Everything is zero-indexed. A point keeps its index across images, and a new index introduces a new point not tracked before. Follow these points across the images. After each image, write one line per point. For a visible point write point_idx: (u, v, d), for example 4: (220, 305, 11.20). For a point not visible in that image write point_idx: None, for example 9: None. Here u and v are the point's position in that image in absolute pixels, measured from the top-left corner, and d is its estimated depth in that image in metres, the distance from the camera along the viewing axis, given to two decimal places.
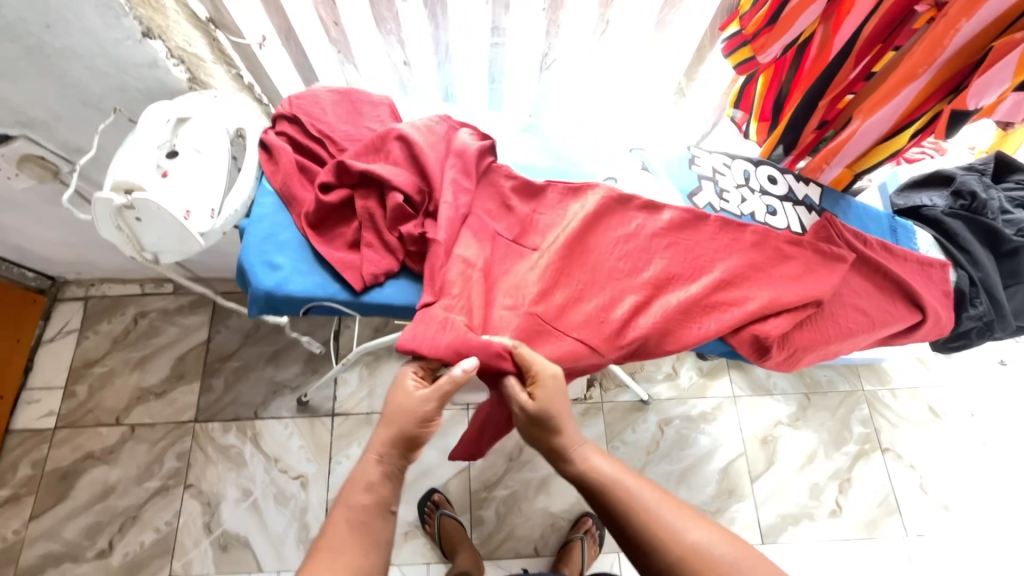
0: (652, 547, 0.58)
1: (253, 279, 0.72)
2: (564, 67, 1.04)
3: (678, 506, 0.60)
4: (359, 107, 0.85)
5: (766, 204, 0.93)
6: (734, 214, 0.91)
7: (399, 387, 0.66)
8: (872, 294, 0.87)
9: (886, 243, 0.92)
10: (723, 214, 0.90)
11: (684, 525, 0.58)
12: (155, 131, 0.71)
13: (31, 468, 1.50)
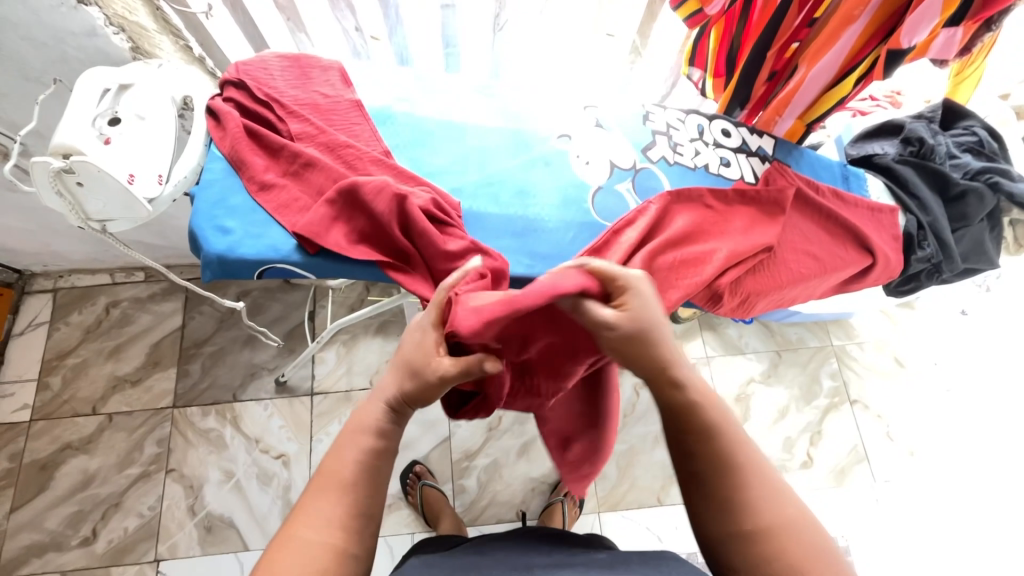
0: (746, 500, 0.54)
1: (206, 245, 0.72)
2: (519, 29, 1.03)
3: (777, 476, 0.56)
4: (309, 72, 0.85)
5: (720, 156, 0.95)
6: (687, 167, 0.93)
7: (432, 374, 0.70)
8: (821, 239, 0.89)
9: (838, 190, 0.93)
10: (676, 168, 0.92)
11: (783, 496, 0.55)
12: (94, 96, 0.70)
13: (9, 462, 1.50)
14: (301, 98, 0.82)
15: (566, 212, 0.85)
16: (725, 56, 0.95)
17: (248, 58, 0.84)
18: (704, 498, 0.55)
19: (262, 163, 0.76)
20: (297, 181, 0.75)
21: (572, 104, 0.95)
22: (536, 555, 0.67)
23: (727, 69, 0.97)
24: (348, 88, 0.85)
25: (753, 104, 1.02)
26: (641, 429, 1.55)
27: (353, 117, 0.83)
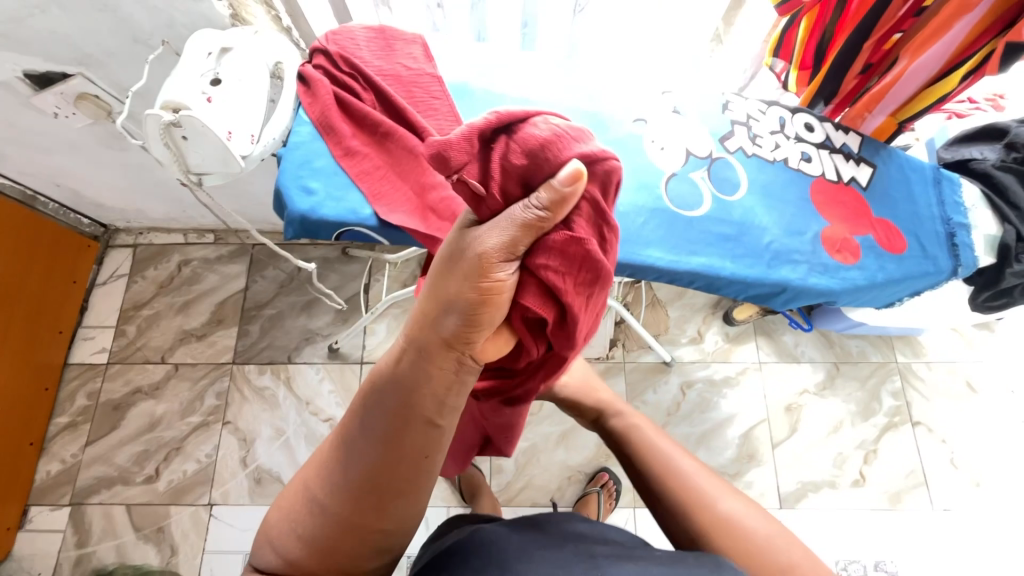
0: (687, 506, 0.73)
1: (291, 205, 0.74)
2: (598, 11, 1.02)
3: (715, 484, 0.75)
4: (392, 44, 0.87)
5: (801, 151, 0.92)
6: (766, 160, 0.90)
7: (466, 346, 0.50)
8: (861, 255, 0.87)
9: (856, 207, 0.89)
10: (754, 161, 0.89)
11: (720, 499, 0.72)
12: (199, 62, 0.75)
13: (87, 399, 1.62)
14: (385, 69, 0.83)
15: (638, 196, 0.83)
16: (814, 48, 0.91)
17: (337, 29, 0.87)
18: (663, 508, 0.76)
19: (349, 130, 0.77)
20: (379, 150, 0.77)
21: (647, 88, 0.93)
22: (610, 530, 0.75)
23: (815, 60, 0.92)
24: (430, 64, 0.86)
25: (840, 98, 0.96)
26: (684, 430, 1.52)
27: (432, 89, 0.84)
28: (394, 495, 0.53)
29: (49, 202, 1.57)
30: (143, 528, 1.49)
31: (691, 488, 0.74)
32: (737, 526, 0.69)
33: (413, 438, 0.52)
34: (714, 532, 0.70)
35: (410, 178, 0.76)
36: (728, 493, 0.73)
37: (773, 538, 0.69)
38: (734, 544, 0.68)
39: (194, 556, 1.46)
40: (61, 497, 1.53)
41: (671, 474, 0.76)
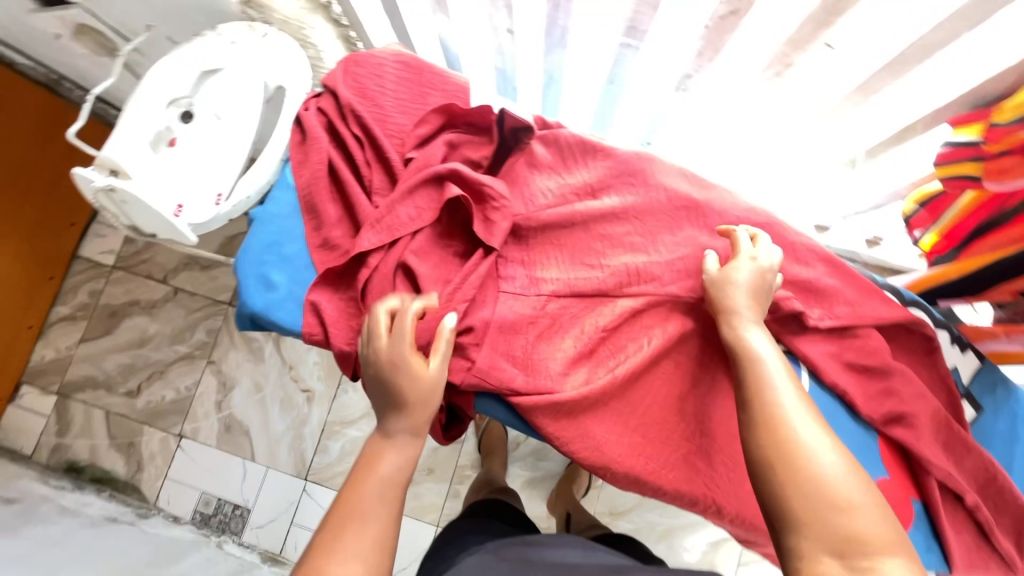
0: (779, 461, 0.45)
1: (243, 297, 0.61)
2: (704, 96, 0.77)
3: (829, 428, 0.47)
4: (426, 93, 0.68)
5: (906, 356, 0.73)
6: (866, 359, 0.70)
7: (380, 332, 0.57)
8: (908, 506, 0.70)
9: (952, 440, 0.70)
10: (846, 357, 0.71)
11: (812, 457, 0.45)
12: (176, 80, 0.60)
13: (88, 297, 1.63)
14: (405, 132, 0.66)
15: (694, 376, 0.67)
16: (974, 225, 0.72)
17: (360, 56, 0.67)
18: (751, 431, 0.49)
19: (335, 214, 0.63)
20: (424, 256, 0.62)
21: (738, 229, 0.72)
22: (607, 552, 0.74)
23: (967, 237, 0.74)
24: (460, 132, 0.67)
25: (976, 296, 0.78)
26: (650, 516, 1.45)
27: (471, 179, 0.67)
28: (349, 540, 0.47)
29: (74, 89, 1.42)
30: (117, 437, 1.56)
31: (789, 428, 0.47)
32: (812, 483, 0.43)
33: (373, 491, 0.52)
34: (804, 505, 0.43)
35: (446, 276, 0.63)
36: (835, 445, 0.46)
37: (846, 505, 0.42)
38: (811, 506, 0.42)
39: (156, 479, 1.54)
40: (50, 384, 1.59)
41: (752, 401, 0.51)
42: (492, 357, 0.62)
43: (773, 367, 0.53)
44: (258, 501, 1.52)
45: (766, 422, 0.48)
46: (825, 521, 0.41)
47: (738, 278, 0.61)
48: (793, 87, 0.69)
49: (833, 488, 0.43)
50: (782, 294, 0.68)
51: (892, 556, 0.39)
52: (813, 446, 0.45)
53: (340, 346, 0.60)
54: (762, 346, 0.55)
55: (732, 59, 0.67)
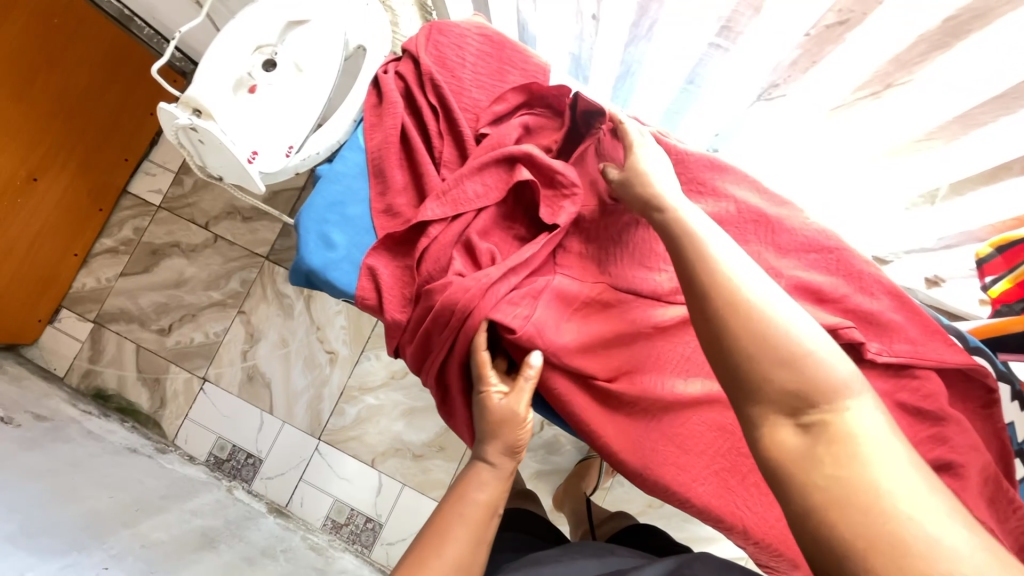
0: (731, 336, 0.44)
1: (302, 253, 0.60)
2: (787, 107, 0.74)
3: (763, 283, 0.46)
4: (505, 71, 0.67)
5: (963, 405, 0.70)
6: (921, 402, 0.67)
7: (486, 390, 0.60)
8: None
9: (1002, 498, 0.67)
10: (901, 397, 0.68)
11: (762, 328, 0.43)
12: (263, 24, 0.59)
13: (132, 233, 1.66)
14: (480, 108, 0.65)
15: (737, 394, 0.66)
16: None
17: (444, 24, 0.66)
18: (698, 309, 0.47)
19: (402, 181, 0.62)
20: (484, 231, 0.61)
21: (805, 251, 0.70)
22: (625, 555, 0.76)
23: None
24: (535, 116, 0.67)
25: None
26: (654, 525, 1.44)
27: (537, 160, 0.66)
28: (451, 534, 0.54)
29: (145, 27, 1.46)
30: (144, 372, 1.61)
31: (736, 298, 0.45)
32: (769, 348, 0.42)
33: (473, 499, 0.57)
34: (761, 369, 0.42)
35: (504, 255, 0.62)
36: (782, 302, 0.45)
37: (797, 360, 0.41)
38: (770, 367, 0.42)
39: (177, 417, 1.58)
40: (87, 311, 1.64)
41: (690, 277, 0.48)
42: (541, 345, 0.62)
43: (709, 241, 0.49)
44: (271, 452, 1.55)
45: (713, 299, 0.45)
46: (779, 389, 0.41)
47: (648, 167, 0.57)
48: (886, 112, 0.65)
49: (781, 353, 0.42)
50: (842, 322, 0.66)
51: (847, 401, 0.40)
52: (759, 314, 0.43)
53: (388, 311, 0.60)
54: (694, 221, 0.52)
55: (827, 74, 0.63)
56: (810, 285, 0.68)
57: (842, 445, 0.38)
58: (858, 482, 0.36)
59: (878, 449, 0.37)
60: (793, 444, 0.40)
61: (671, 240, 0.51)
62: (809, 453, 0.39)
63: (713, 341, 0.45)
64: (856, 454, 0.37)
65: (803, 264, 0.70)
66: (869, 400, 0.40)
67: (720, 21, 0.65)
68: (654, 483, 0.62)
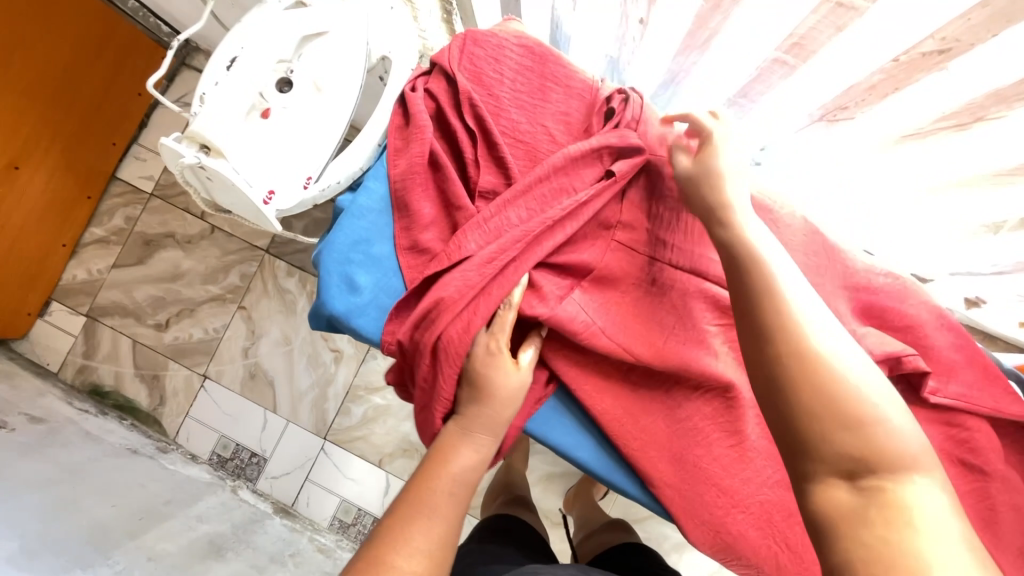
0: (789, 373, 0.37)
1: (323, 297, 0.54)
2: (851, 130, 0.67)
3: (835, 325, 0.39)
4: (547, 89, 0.59)
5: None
6: (983, 455, 0.63)
7: (487, 357, 0.52)
8: None
9: None
10: (961, 450, 0.64)
11: (827, 371, 0.36)
12: (277, 37, 0.51)
13: (123, 222, 1.58)
14: (519, 130, 0.57)
15: None
16: None
17: (479, 34, 0.59)
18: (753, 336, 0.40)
19: (430, 215, 0.56)
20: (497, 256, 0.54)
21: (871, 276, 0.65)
22: None
23: None
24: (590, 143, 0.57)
25: None
26: None
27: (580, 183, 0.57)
28: (416, 512, 0.45)
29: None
30: (142, 368, 1.55)
31: (802, 332, 0.38)
32: (833, 394, 0.36)
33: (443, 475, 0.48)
34: (818, 418, 0.35)
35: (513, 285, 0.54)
36: (853, 353, 0.38)
37: (864, 417, 0.35)
38: (828, 420, 0.35)
39: (177, 415, 1.54)
40: (80, 305, 1.57)
41: (746, 302, 0.42)
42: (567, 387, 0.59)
43: (778, 263, 0.43)
44: (276, 452, 1.52)
45: (773, 328, 0.39)
46: (839, 443, 0.34)
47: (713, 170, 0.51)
48: (964, 148, 0.60)
49: (847, 405, 0.35)
50: (905, 350, 0.60)
51: (912, 474, 0.33)
52: (829, 359, 0.37)
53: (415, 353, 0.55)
54: (759, 239, 0.46)
55: (905, 103, 0.58)
56: (873, 310, 0.64)
57: (898, 514, 0.31)
58: (912, 558, 0.29)
59: (937, 530, 0.30)
60: (841, 503, 0.33)
61: (731, 259, 0.45)
62: (859, 517, 0.32)
63: (759, 376, 0.39)
64: (912, 529, 0.30)
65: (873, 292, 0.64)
66: (935, 478, 0.33)
67: (792, 38, 0.58)
68: (708, 530, 0.58)
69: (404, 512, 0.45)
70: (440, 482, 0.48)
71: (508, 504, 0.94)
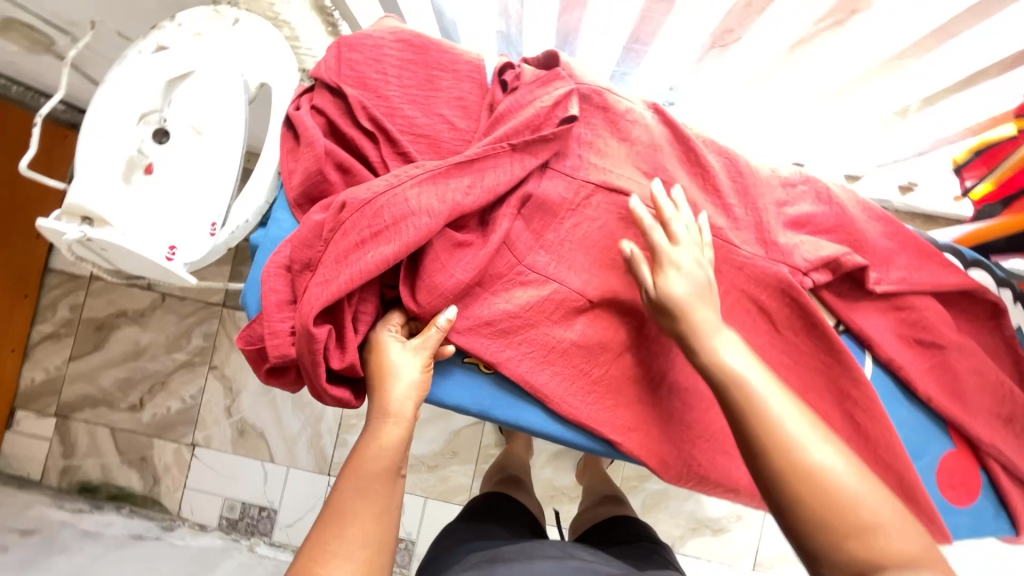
0: (798, 498, 0.39)
1: (263, 315, 0.51)
2: (744, 50, 0.68)
3: (826, 434, 0.42)
4: (435, 77, 0.58)
5: (978, 320, 0.68)
6: (939, 330, 0.64)
7: (388, 352, 0.52)
8: (980, 473, 0.66)
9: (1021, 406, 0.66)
10: (915, 331, 0.65)
11: (837, 490, 0.38)
12: (140, 92, 0.50)
13: (69, 312, 1.52)
14: (417, 125, 0.56)
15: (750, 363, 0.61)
16: None
17: (353, 38, 0.57)
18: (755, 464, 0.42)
19: None
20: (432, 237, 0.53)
21: (792, 185, 0.66)
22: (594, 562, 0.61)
23: None
24: (501, 118, 0.56)
25: None
26: None
27: (491, 168, 0.54)
28: (357, 500, 0.46)
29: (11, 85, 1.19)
30: (127, 453, 1.51)
31: (801, 455, 0.40)
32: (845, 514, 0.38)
33: (372, 463, 0.48)
34: (830, 537, 0.38)
35: (458, 261, 0.54)
36: (845, 458, 0.41)
37: (871, 527, 0.37)
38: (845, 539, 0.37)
39: (175, 490, 1.50)
40: (47, 406, 1.51)
41: (743, 426, 0.43)
42: (512, 355, 0.56)
43: (763, 382, 0.44)
44: (284, 501, 1.49)
45: (774, 458, 0.41)
46: (850, 556, 0.37)
47: (688, 290, 0.50)
48: (851, 42, 0.62)
49: (854, 517, 0.37)
50: (842, 250, 0.61)
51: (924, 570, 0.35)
52: (831, 479, 0.39)
53: (340, 364, 0.50)
54: (739, 359, 0.46)
55: (781, 14, 0.59)
56: (802, 218, 0.64)
57: None
58: None
59: None
60: None
61: (718, 387, 0.46)
62: None
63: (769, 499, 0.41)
64: None
65: (795, 197, 0.65)
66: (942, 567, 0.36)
67: None
68: (683, 471, 0.59)
69: (342, 509, 0.45)
70: (371, 463, 0.48)
71: (501, 483, 0.94)
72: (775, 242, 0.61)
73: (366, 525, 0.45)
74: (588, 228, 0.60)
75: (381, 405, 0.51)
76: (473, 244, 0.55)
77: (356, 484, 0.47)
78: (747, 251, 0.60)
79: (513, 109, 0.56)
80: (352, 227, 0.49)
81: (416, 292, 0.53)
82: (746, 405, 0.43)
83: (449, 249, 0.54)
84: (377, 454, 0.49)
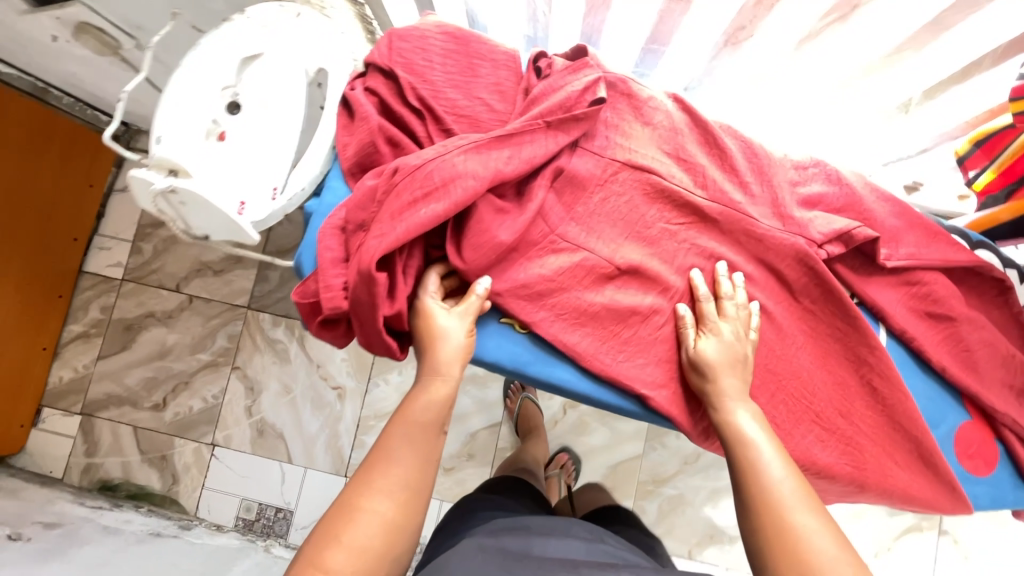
0: (769, 542, 0.49)
1: (319, 272, 0.55)
2: (755, 46, 0.74)
3: (811, 501, 0.51)
4: (475, 65, 0.64)
5: (987, 296, 0.71)
6: (948, 303, 0.68)
7: (431, 317, 0.56)
8: (997, 444, 0.68)
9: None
10: (926, 304, 0.68)
11: (804, 536, 0.48)
12: (218, 66, 0.55)
13: (100, 313, 1.57)
14: (459, 107, 0.62)
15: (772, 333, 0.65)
16: None
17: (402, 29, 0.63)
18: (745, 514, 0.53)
19: None
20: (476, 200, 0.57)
21: (804, 168, 0.71)
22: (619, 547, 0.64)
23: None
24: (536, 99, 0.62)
25: None
26: None
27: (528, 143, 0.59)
28: (403, 448, 0.51)
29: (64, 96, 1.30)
30: (148, 452, 1.53)
31: (783, 509, 0.50)
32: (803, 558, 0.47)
33: (420, 418, 0.53)
34: None
35: (499, 224, 0.58)
36: (819, 518, 0.49)
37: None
38: None
39: (194, 489, 1.52)
40: (73, 404, 1.55)
41: (742, 480, 0.55)
42: (545, 317, 0.60)
43: (764, 451, 0.55)
44: (300, 502, 1.50)
45: (758, 505, 0.51)
46: None
47: (721, 355, 0.60)
48: (855, 36, 0.67)
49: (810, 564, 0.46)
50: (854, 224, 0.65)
51: None
52: (799, 534, 0.48)
53: (390, 312, 0.55)
54: (750, 428, 0.57)
55: (789, 11, 0.65)
56: (814, 197, 0.68)
57: None
58: None
59: None
60: None
61: (729, 449, 0.57)
62: None
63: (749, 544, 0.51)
64: None
65: (806, 178, 0.70)
66: None
67: None
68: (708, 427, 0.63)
69: (390, 455, 0.50)
70: (417, 418, 0.53)
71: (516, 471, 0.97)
72: (791, 216, 0.65)
73: (408, 473, 0.50)
74: (614, 201, 0.64)
75: (431, 365, 0.55)
76: (512, 210, 0.60)
77: (403, 435, 0.52)
78: (764, 225, 0.65)
79: (546, 92, 0.62)
80: (404, 189, 0.54)
81: (461, 249, 0.58)
82: (745, 467, 0.55)
83: (491, 213, 0.58)
84: (423, 410, 0.54)
